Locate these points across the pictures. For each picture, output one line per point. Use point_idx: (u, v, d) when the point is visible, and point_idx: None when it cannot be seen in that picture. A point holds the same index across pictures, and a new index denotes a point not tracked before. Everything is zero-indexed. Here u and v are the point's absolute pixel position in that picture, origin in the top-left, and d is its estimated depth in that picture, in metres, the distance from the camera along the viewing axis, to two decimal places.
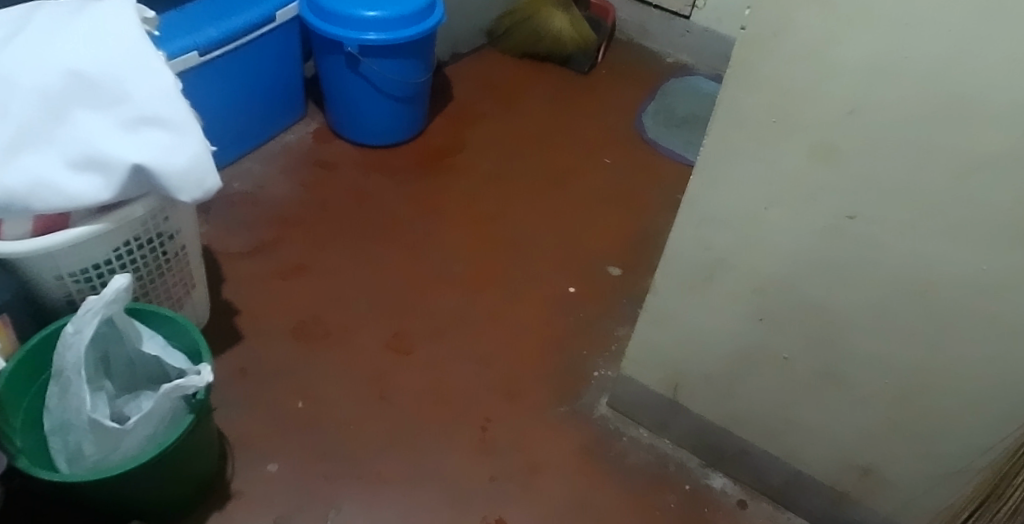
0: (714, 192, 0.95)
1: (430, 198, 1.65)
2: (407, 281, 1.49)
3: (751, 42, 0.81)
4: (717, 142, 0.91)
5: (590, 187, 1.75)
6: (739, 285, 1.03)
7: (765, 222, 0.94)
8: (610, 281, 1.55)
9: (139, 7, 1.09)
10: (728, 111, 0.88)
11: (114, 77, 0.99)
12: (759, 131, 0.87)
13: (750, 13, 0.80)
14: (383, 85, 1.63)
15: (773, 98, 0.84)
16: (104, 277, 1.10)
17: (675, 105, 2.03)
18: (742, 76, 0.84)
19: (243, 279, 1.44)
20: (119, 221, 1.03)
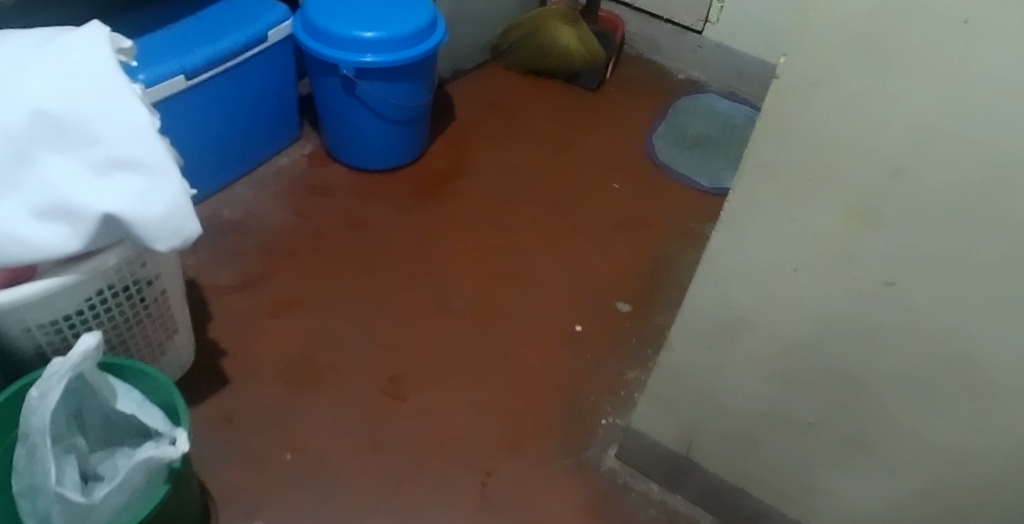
0: (738, 249, 0.87)
1: (431, 227, 1.56)
2: (405, 320, 1.40)
3: (788, 92, 0.72)
4: (744, 198, 0.82)
5: (598, 215, 1.66)
6: (763, 347, 0.95)
7: (794, 285, 0.86)
8: (620, 319, 1.46)
9: (115, 37, 1.02)
10: (758, 165, 0.79)
11: (83, 117, 0.91)
12: (791, 189, 0.78)
13: (786, 60, 0.71)
14: (380, 108, 1.55)
15: (810, 153, 0.75)
16: (76, 328, 1.02)
17: (687, 125, 1.95)
18: (774, 130, 0.75)
19: (230, 316, 1.36)
20: (90, 271, 0.95)
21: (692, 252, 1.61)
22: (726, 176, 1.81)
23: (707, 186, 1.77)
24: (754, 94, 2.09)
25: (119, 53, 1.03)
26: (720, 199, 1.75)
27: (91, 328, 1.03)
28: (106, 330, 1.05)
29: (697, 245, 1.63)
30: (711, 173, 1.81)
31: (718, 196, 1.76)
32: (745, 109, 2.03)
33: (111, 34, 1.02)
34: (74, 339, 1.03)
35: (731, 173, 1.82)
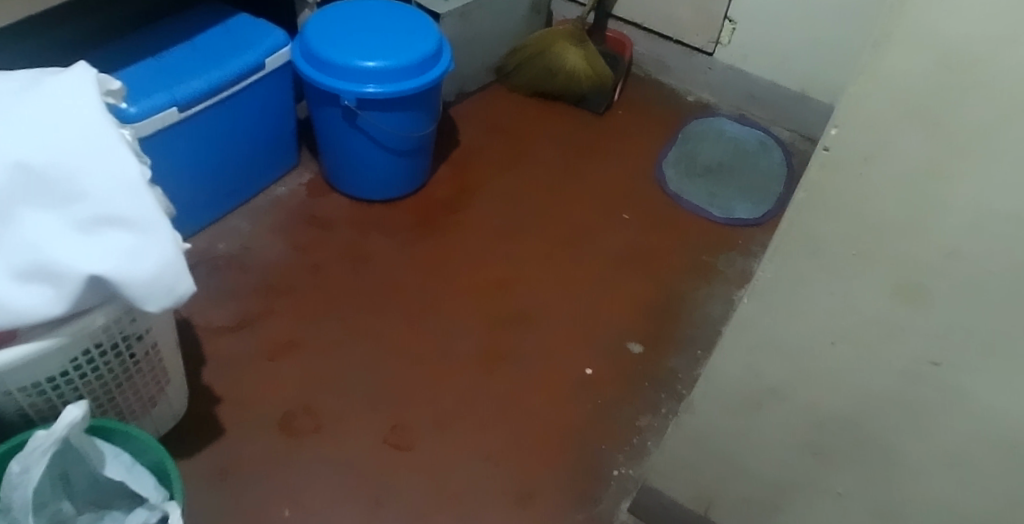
0: (772, 318, 0.81)
1: (435, 261, 1.50)
2: (408, 363, 1.33)
3: (835, 165, 0.67)
4: (780, 269, 0.77)
5: (607, 248, 1.60)
6: (792, 417, 0.89)
7: (831, 358, 0.81)
8: (631, 361, 1.40)
9: (104, 79, 0.97)
10: (797, 237, 0.74)
11: (69, 171, 0.85)
12: (833, 261, 0.73)
13: (836, 132, 0.66)
14: (384, 138, 1.49)
15: (853, 228, 0.70)
16: (60, 388, 0.95)
17: (698, 151, 1.90)
18: (818, 201, 0.70)
19: (225, 359, 1.30)
20: (75, 333, 0.89)
21: (704, 287, 1.56)
22: (739, 207, 1.76)
23: (719, 217, 1.72)
24: (765, 118, 2.05)
25: (108, 95, 0.97)
26: (733, 230, 1.70)
27: (77, 387, 0.97)
28: (93, 389, 0.99)
29: (709, 280, 1.58)
30: (724, 203, 1.76)
31: (731, 227, 1.71)
32: (756, 134, 1.98)
33: (98, 76, 0.97)
34: (59, 400, 0.97)
35: (743, 203, 1.77)
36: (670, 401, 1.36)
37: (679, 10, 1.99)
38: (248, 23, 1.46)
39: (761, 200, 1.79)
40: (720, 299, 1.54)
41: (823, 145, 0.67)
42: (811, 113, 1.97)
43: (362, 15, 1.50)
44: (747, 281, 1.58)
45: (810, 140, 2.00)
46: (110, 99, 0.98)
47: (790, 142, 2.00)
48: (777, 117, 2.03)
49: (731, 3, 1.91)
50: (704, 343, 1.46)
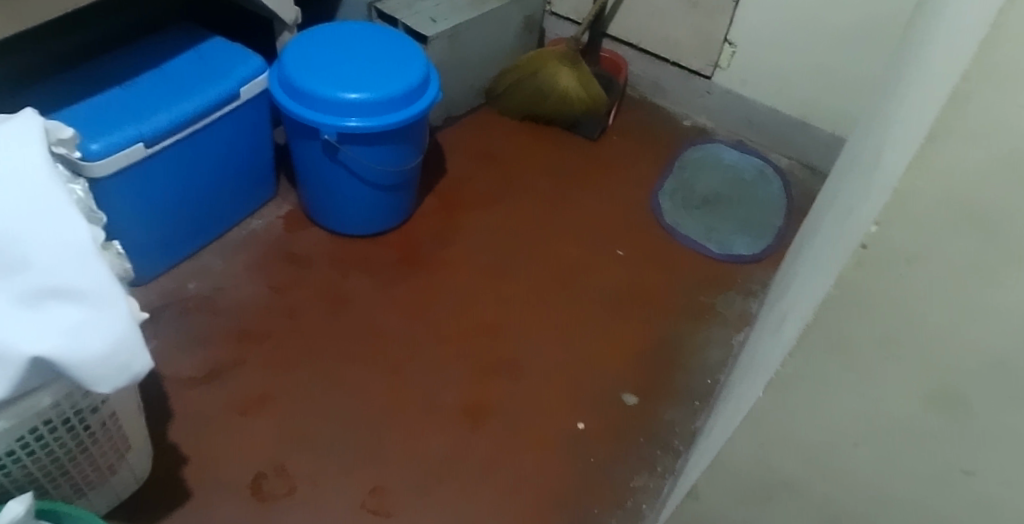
0: (788, 414, 0.74)
1: (420, 304, 1.43)
2: (390, 418, 1.26)
3: (872, 264, 0.59)
4: (801, 365, 0.70)
5: (600, 289, 1.53)
6: (805, 510, 0.82)
7: (849, 457, 0.75)
8: (626, 415, 1.33)
9: (53, 125, 0.88)
10: (823, 334, 0.66)
11: (7, 238, 0.76)
12: (860, 361, 0.67)
13: (877, 229, 0.57)
14: (366, 173, 1.41)
15: (884, 330, 0.63)
16: (6, 469, 0.87)
17: (695, 181, 1.82)
18: (850, 303, 0.63)
19: (193, 414, 1.21)
20: (17, 416, 0.80)
21: (702, 331, 1.49)
22: (738, 242, 1.68)
23: (717, 253, 1.64)
24: (763, 145, 1.98)
25: (57, 144, 0.89)
26: (731, 268, 1.63)
27: (24, 465, 0.88)
28: (43, 464, 0.91)
29: (707, 322, 1.51)
30: (722, 237, 1.69)
31: (729, 264, 1.63)
32: (755, 162, 1.91)
33: (47, 122, 0.88)
34: (6, 479, 0.88)
35: (742, 237, 1.70)
36: (667, 459, 1.28)
37: (676, 31, 1.91)
38: (220, 48, 1.37)
39: (761, 234, 1.72)
40: (718, 344, 1.47)
41: (859, 240, 0.59)
42: (811, 141, 1.90)
43: (344, 40, 1.41)
44: (746, 323, 1.51)
45: (809, 169, 1.93)
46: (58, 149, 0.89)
47: (789, 171, 1.93)
48: (775, 144, 1.96)
49: (731, 26, 1.84)
50: (701, 393, 1.39)
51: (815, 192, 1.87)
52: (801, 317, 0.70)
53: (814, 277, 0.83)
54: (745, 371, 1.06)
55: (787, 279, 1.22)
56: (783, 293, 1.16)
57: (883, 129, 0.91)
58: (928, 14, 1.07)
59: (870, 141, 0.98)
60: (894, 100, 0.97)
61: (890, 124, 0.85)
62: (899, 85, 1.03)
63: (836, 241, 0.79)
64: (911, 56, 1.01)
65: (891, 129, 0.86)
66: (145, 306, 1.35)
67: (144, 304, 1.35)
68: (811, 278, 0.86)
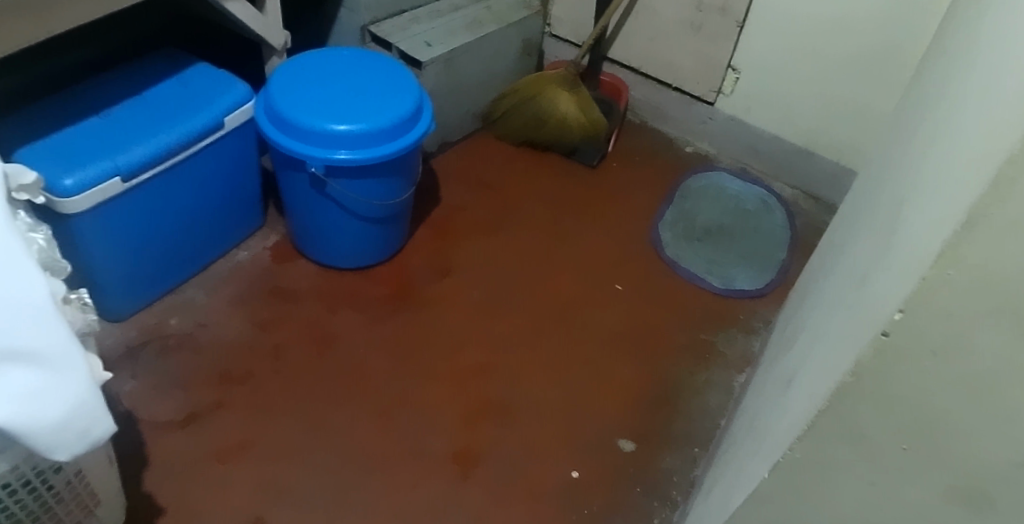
0: (794, 499, 0.70)
1: (410, 343, 1.39)
2: (375, 466, 1.22)
3: (893, 352, 0.54)
4: (811, 450, 0.65)
5: (597, 326, 1.48)
6: None
7: None
8: (622, 462, 1.28)
9: (16, 170, 0.88)
10: (836, 420, 0.61)
11: None
12: (875, 451, 0.62)
13: (902, 317, 0.52)
14: (355, 206, 1.36)
15: (901, 422, 0.59)
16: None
17: (696, 211, 1.78)
18: (865, 393, 0.58)
19: (169, 460, 1.17)
20: None
21: (702, 373, 1.43)
22: (740, 276, 1.63)
23: (719, 288, 1.59)
24: (767, 174, 1.93)
25: (20, 190, 0.89)
26: (733, 304, 1.57)
27: None
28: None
29: (707, 363, 1.45)
30: (724, 271, 1.64)
31: (731, 300, 1.58)
32: (758, 192, 1.86)
33: (9, 168, 0.88)
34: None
35: (744, 272, 1.65)
36: (664, 511, 1.23)
37: (678, 57, 1.87)
38: (206, 75, 1.32)
39: (763, 268, 1.66)
40: (719, 387, 1.41)
41: (880, 326, 0.54)
42: (816, 171, 1.84)
43: (335, 67, 1.36)
44: (749, 364, 1.45)
45: (813, 199, 1.88)
46: (22, 195, 0.89)
47: (792, 201, 1.87)
48: (779, 173, 1.91)
49: (735, 51, 1.79)
50: (701, 439, 1.33)
51: (819, 224, 1.82)
52: (811, 398, 0.66)
53: (829, 347, 0.78)
54: (751, 433, 1.01)
55: (796, 328, 1.17)
56: (791, 348, 1.12)
57: (906, 183, 0.85)
58: (953, 52, 1.02)
59: (892, 192, 0.92)
60: (916, 154, 0.92)
61: (913, 185, 0.80)
62: (920, 129, 0.98)
63: (854, 314, 0.74)
64: (937, 99, 0.95)
65: (913, 184, 0.80)
66: (124, 343, 1.31)
67: (123, 342, 1.31)
68: (825, 346, 0.82)
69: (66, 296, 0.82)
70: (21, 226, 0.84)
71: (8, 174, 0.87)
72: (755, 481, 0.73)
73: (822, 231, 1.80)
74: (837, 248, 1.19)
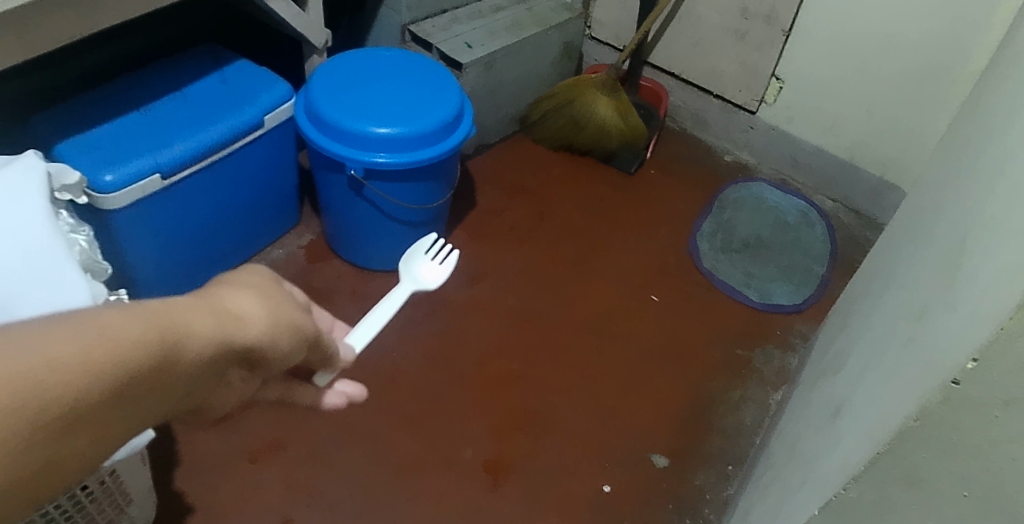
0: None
1: (443, 349, 1.38)
2: (405, 473, 1.21)
3: (961, 401, 0.53)
4: (866, 491, 0.63)
5: (634, 339, 1.46)
6: None
7: None
8: (654, 478, 1.26)
9: (60, 169, 0.91)
10: (892, 464, 0.60)
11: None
12: (933, 496, 0.60)
13: (975, 366, 0.51)
14: (394, 209, 1.36)
15: (961, 470, 0.57)
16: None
17: (735, 222, 1.74)
18: (929, 438, 0.57)
19: (201, 459, 1.18)
20: None
21: (737, 388, 1.40)
22: (778, 290, 1.60)
23: (756, 301, 1.56)
24: (807, 185, 1.89)
25: (63, 190, 0.92)
26: (770, 319, 1.54)
27: None
28: None
29: (743, 379, 1.42)
30: (762, 285, 1.61)
31: (769, 315, 1.55)
32: (798, 204, 1.82)
33: (53, 167, 0.91)
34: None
35: (783, 286, 1.61)
36: None
37: (721, 64, 1.83)
38: (247, 72, 1.32)
39: (802, 282, 1.63)
40: (755, 404, 1.38)
41: (950, 374, 0.53)
42: (858, 184, 1.80)
43: (379, 68, 1.35)
44: (785, 382, 1.42)
45: (854, 213, 1.84)
46: (65, 194, 0.92)
47: (832, 213, 1.84)
48: (820, 185, 1.87)
49: (780, 60, 1.75)
50: (735, 456, 1.30)
51: (860, 239, 1.77)
52: (871, 435, 0.63)
53: (891, 383, 0.75)
54: (795, 462, 0.99)
55: (842, 353, 1.14)
56: (837, 373, 1.09)
57: (980, 211, 0.82)
58: None
59: (964, 220, 0.89)
60: (985, 183, 0.89)
61: (986, 217, 0.77)
62: (992, 153, 0.94)
63: (921, 351, 0.71)
64: (1012, 122, 0.91)
65: (988, 213, 0.77)
66: None
67: None
68: (885, 382, 0.79)
69: (107, 298, 0.82)
70: (63, 227, 0.85)
71: (51, 174, 0.89)
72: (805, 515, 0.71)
73: (862, 246, 1.76)
74: (889, 272, 1.16)
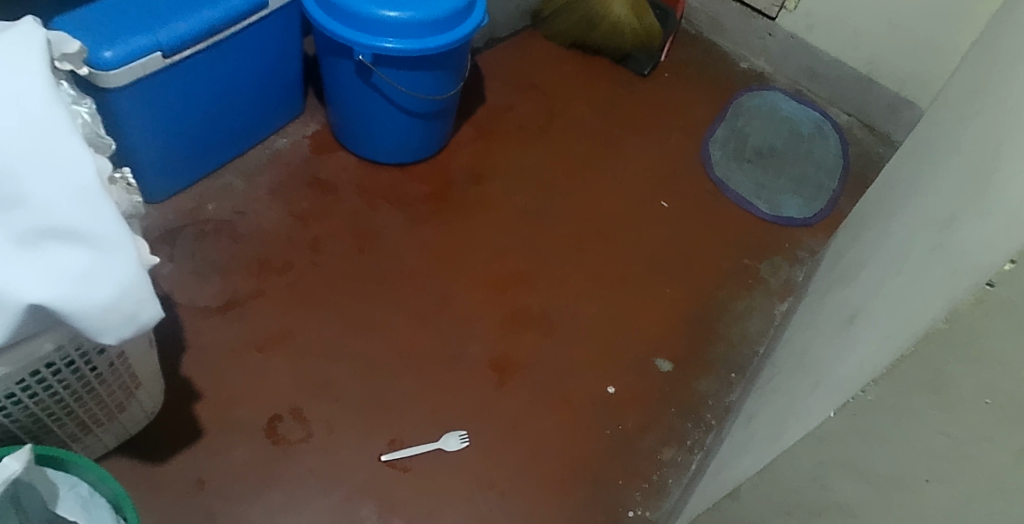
0: (863, 439, 0.67)
1: (450, 247, 1.36)
2: (412, 367, 1.21)
3: (998, 305, 0.51)
4: (884, 394, 0.62)
5: (642, 244, 1.45)
6: None
7: (919, 494, 0.67)
8: (658, 381, 1.27)
9: (59, 37, 0.85)
10: (916, 368, 0.58)
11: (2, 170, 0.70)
12: (954, 402, 0.58)
13: (1013, 268, 0.48)
14: (402, 100, 1.30)
15: (989, 377, 0.55)
16: (8, 409, 0.85)
17: (748, 131, 1.70)
18: (960, 345, 0.55)
19: (208, 347, 1.18)
20: (18, 361, 0.78)
21: (744, 298, 1.41)
22: (788, 202, 1.58)
23: (765, 212, 1.54)
24: (822, 97, 1.83)
25: (62, 59, 0.86)
26: (780, 231, 1.53)
27: (27, 406, 0.87)
28: (47, 405, 0.89)
29: (749, 289, 1.42)
30: (773, 195, 1.58)
31: (778, 227, 1.53)
32: (813, 116, 1.77)
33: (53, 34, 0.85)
34: (8, 420, 0.87)
35: (794, 199, 1.59)
36: (697, 433, 1.23)
37: None
38: None
39: (813, 196, 1.61)
40: (760, 313, 1.39)
41: (987, 277, 0.50)
42: (875, 99, 1.75)
43: None
44: (791, 293, 1.42)
45: (867, 128, 1.79)
46: (63, 64, 0.86)
47: (846, 128, 1.79)
48: (836, 97, 1.82)
49: None
50: (738, 364, 1.32)
51: (873, 156, 1.74)
52: (898, 339, 0.62)
53: (914, 289, 0.74)
54: (805, 367, 1.00)
55: (854, 265, 1.13)
56: (850, 283, 1.08)
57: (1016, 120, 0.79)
58: None
59: (996, 131, 0.86)
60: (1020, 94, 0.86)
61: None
62: None
63: (949, 256, 0.70)
64: None
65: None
66: (163, 226, 1.29)
67: (162, 224, 1.29)
68: (907, 288, 0.78)
69: (109, 174, 0.79)
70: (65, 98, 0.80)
71: (50, 41, 0.83)
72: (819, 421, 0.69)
73: (875, 162, 1.72)
74: (907, 185, 1.14)
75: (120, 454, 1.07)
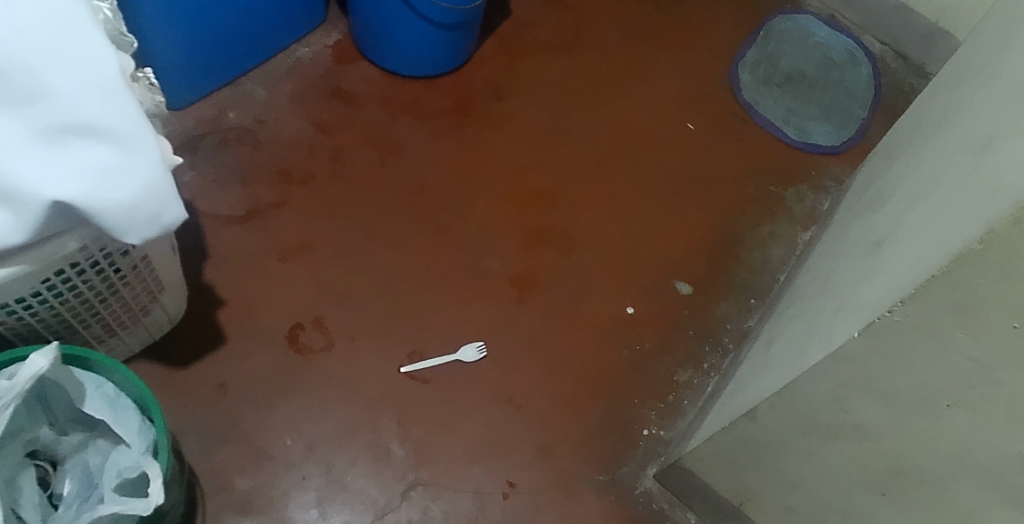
0: (884, 363, 0.65)
1: (471, 163, 1.34)
2: (431, 281, 1.21)
3: None
4: (913, 314, 0.59)
5: (665, 166, 1.42)
6: (870, 457, 0.76)
7: (940, 419, 0.66)
8: (677, 304, 1.27)
9: None
10: (945, 290, 0.55)
11: (21, 61, 0.67)
12: (980, 326, 0.56)
13: None
14: (426, 10, 1.25)
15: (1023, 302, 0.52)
16: (33, 308, 0.86)
17: (780, 54, 1.64)
18: (994, 270, 0.51)
19: (230, 256, 1.18)
20: (42, 260, 0.76)
21: (767, 225, 1.39)
22: (816, 129, 1.53)
23: (792, 139, 1.50)
24: (856, 25, 1.73)
25: None
26: (806, 159, 1.49)
27: (51, 306, 0.87)
28: (72, 305, 0.90)
29: (773, 216, 1.40)
30: (802, 122, 1.54)
31: (804, 155, 1.50)
32: (846, 42, 1.69)
33: None
34: (33, 319, 0.88)
35: (822, 127, 1.54)
36: (714, 356, 1.24)
37: None
38: None
39: (842, 124, 1.55)
40: (783, 242, 1.37)
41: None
42: (910, 28, 1.66)
43: None
44: (815, 222, 1.40)
45: (901, 58, 1.70)
46: None
47: (879, 58, 1.69)
48: (871, 25, 1.71)
49: None
50: (758, 290, 1.31)
51: (905, 87, 1.65)
52: (930, 258, 0.58)
53: (949, 208, 0.71)
54: (829, 290, 0.99)
55: (883, 193, 1.11)
56: (880, 209, 1.06)
57: None
58: None
59: None
60: None
61: None
62: None
63: (990, 174, 0.67)
64: None
65: None
66: (184, 134, 1.27)
67: (183, 131, 1.27)
68: (940, 211, 0.75)
69: (130, 70, 0.77)
70: None
71: None
72: (841, 342, 0.67)
73: (908, 93, 1.64)
74: (943, 112, 1.10)
75: (146, 357, 1.09)
